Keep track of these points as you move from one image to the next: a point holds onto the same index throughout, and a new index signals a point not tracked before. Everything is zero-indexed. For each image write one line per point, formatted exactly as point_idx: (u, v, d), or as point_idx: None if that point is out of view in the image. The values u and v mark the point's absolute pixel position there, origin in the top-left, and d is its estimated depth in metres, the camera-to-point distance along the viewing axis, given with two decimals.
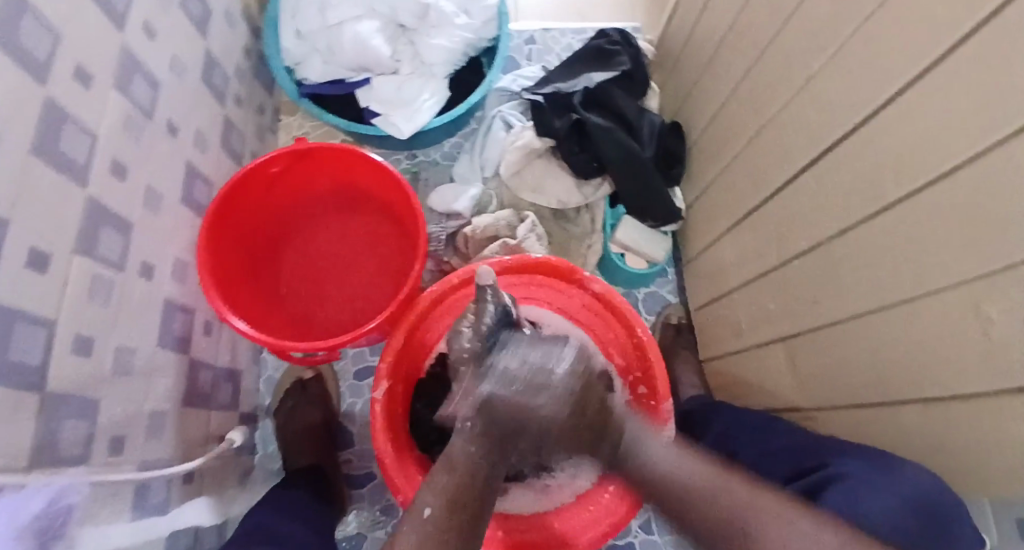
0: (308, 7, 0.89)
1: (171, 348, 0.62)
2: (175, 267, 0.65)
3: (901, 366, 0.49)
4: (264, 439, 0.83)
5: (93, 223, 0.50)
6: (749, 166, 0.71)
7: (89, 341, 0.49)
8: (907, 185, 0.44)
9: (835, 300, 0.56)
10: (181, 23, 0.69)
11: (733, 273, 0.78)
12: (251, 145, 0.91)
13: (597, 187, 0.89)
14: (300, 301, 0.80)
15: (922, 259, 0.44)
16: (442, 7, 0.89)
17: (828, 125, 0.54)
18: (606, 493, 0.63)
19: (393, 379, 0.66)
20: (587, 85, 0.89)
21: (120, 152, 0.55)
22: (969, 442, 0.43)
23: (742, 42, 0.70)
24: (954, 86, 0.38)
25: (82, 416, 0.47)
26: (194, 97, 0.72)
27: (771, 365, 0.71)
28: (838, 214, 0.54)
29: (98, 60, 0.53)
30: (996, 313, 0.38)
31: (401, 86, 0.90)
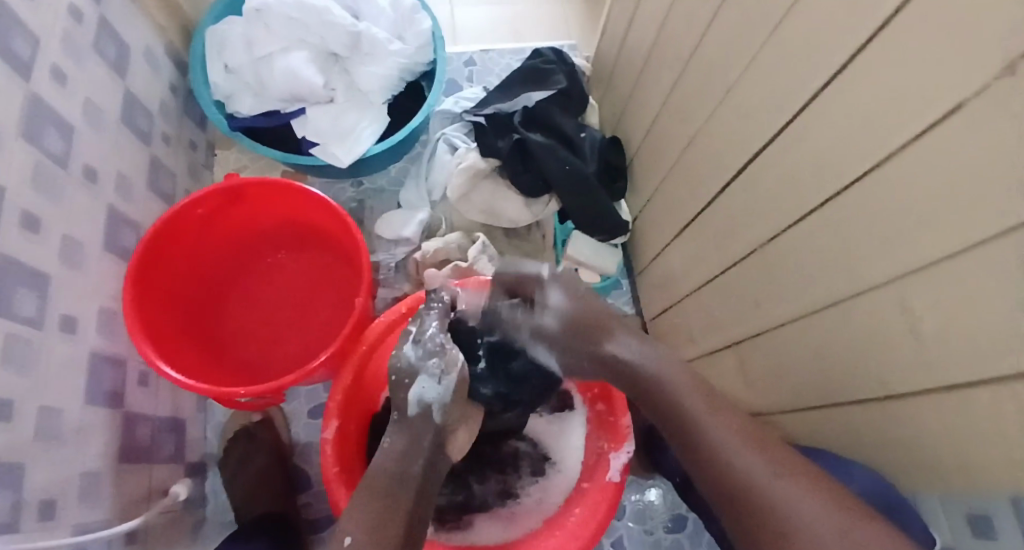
0: (236, 41, 0.89)
1: (102, 405, 0.58)
2: (101, 319, 0.61)
3: (836, 362, 0.51)
4: (214, 490, 0.78)
5: (5, 281, 0.47)
6: (685, 177, 0.74)
7: (7, 404, 0.45)
8: (829, 190, 0.46)
9: (773, 303, 0.58)
10: (97, 65, 0.67)
11: (680, 281, 0.80)
12: (184, 183, 0.88)
13: (545, 204, 0.89)
14: (243, 344, 0.77)
15: (847, 259, 0.46)
16: (374, 36, 0.89)
17: (751, 134, 0.56)
18: (572, 517, 0.61)
19: (343, 417, 0.63)
20: (525, 105, 0.90)
21: (31, 203, 0.52)
22: (910, 433, 0.45)
23: (668, 57, 0.73)
24: (864, 95, 0.40)
25: (5, 485, 0.43)
26: (115, 140, 0.69)
27: (724, 369, 0.72)
28: (769, 219, 0.56)
29: (1, 108, 0.50)
30: (920, 309, 0.40)
31: (339, 116, 0.90)
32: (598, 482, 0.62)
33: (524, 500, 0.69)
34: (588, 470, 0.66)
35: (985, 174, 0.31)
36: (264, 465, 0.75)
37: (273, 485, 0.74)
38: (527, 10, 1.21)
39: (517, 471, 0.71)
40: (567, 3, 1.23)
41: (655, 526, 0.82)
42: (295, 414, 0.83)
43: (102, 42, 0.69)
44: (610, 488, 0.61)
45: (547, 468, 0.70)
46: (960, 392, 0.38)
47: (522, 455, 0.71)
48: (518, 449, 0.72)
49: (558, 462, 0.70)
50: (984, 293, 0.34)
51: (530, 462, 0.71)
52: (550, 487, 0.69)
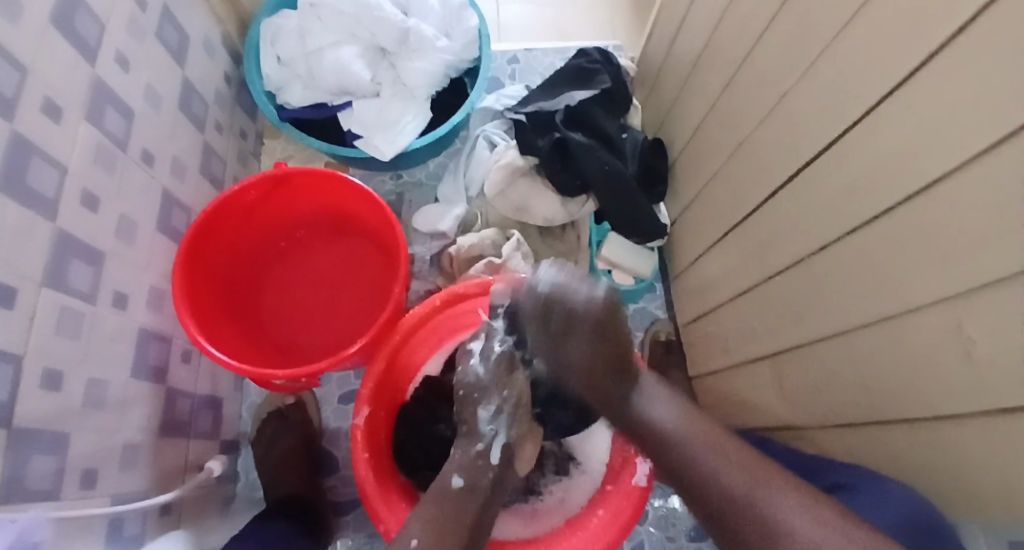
0: (289, 34, 0.91)
1: (146, 378, 0.61)
2: (150, 296, 0.64)
3: (881, 381, 0.49)
4: (245, 467, 0.81)
5: (62, 256, 0.49)
6: (728, 182, 0.72)
7: (57, 374, 0.47)
8: (882, 200, 0.44)
9: (816, 316, 0.56)
10: (158, 53, 0.70)
11: (718, 289, 0.78)
12: (233, 170, 0.91)
13: (581, 204, 0.88)
14: (281, 327, 0.79)
15: (897, 273, 0.44)
16: (421, 31, 0.90)
17: (801, 139, 0.54)
18: (594, 519, 0.60)
19: (374, 404, 0.65)
20: (567, 104, 0.89)
21: (90, 182, 0.55)
22: (958, 461, 0.42)
23: (717, 59, 0.71)
24: (925, 101, 0.38)
25: (51, 450, 0.46)
26: (171, 126, 0.72)
27: (759, 382, 0.70)
28: (815, 228, 0.54)
29: (68, 91, 0.53)
30: (975, 330, 0.37)
31: (384, 110, 0.91)
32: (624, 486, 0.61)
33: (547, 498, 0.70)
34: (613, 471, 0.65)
35: None
36: (293, 446, 0.77)
37: (300, 467, 0.76)
38: (574, 10, 1.20)
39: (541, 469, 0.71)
40: (615, 3, 1.22)
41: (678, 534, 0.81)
42: (326, 399, 0.85)
43: (163, 32, 0.72)
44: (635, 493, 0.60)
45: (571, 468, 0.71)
46: (1014, 422, 0.36)
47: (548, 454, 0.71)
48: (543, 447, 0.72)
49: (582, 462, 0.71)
50: None
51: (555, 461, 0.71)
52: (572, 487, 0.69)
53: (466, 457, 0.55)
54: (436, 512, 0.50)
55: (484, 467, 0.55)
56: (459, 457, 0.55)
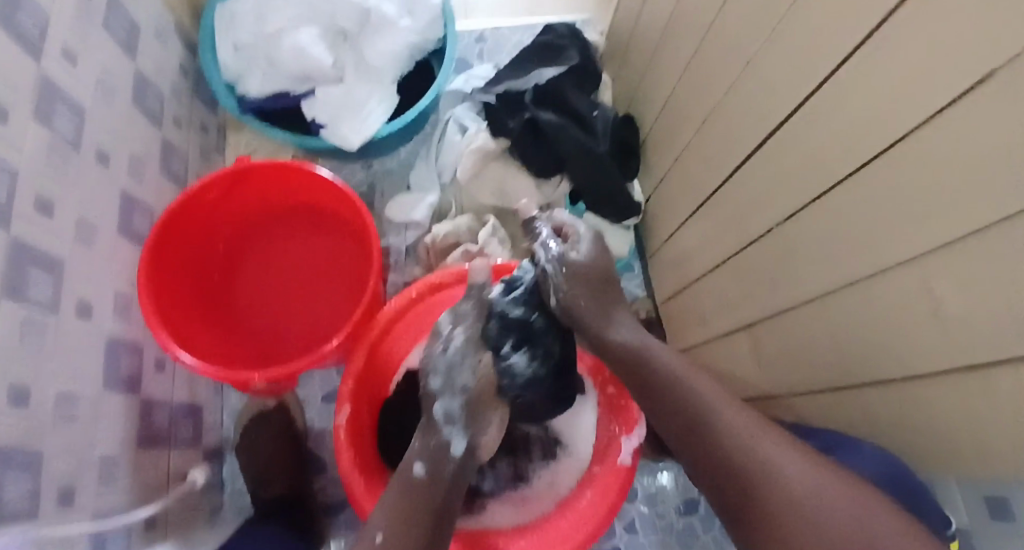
0: (245, 18, 0.88)
1: (119, 387, 0.59)
2: (116, 302, 0.62)
3: (852, 346, 0.50)
4: (231, 474, 0.80)
5: (20, 267, 0.47)
6: (701, 156, 0.72)
7: (24, 390, 0.46)
8: (849, 169, 0.45)
9: (790, 286, 0.57)
10: (105, 47, 0.66)
11: (695, 262, 0.79)
12: (195, 165, 0.88)
13: (556, 186, 0.87)
14: (256, 325, 0.78)
15: (866, 241, 0.45)
16: (383, 10, 0.88)
17: (770, 112, 0.54)
18: (583, 500, 0.62)
19: (356, 400, 0.64)
20: (537, 82, 0.88)
21: (44, 188, 0.52)
22: (927, 418, 0.44)
23: (686, 31, 0.71)
24: (888, 68, 0.38)
25: (25, 467, 0.44)
26: (126, 124, 0.69)
27: (737, 352, 0.72)
28: (788, 199, 0.55)
29: (12, 92, 0.50)
30: (941, 294, 0.39)
31: (348, 96, 0.88)
32: (610, 467, 0.62)
33: (535, 483, 0.70)
34: (599, 453, 0.66)
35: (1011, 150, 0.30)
36: (273, 452, 0.76)
37: (280, 474, 0.75)
38: None
39: (528, 454, 0.71)
40: None
41: (667, 510, 0.83)
42: (310, 396, 0.84)
43: (111, 23, 0.68)
44: (621, 472, 0.61)
45: (559, 452, 0.71)
46: (980, 380, 0.37)
47: (534, 440, 0.71)
48: (529, 434, 0.71)
49: (569, 446, 0.71)
50: (1010, 276, 0.33)
51: (541, 446, 0.71)
52: (560, 470, 0.70)
53: (426, 443, 0.55)
54: (402, 503, 0.50)
55: (447, 459, 0.54)
56: (419, 446, 0.55)
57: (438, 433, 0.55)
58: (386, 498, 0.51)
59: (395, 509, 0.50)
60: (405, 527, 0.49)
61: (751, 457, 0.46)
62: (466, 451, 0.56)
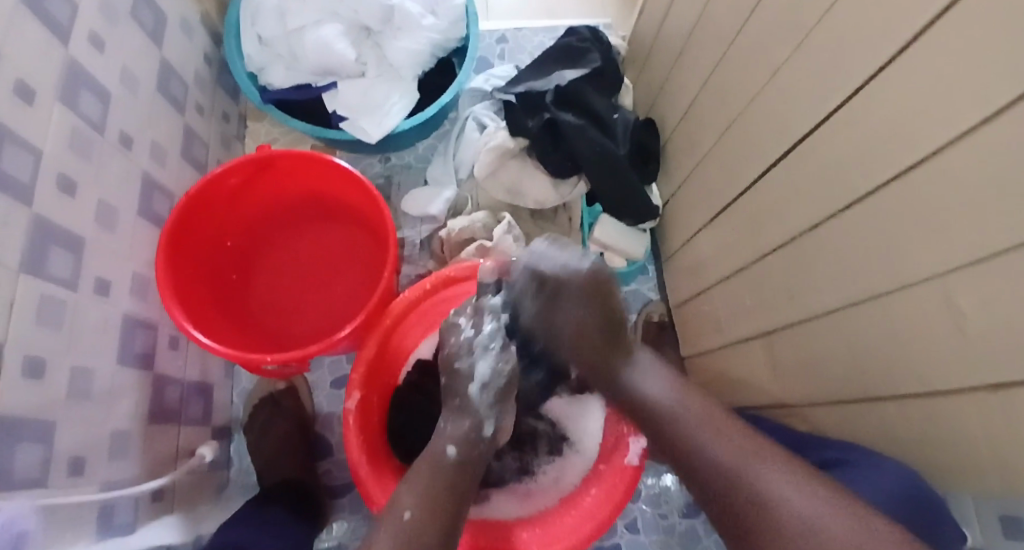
0: (270, 11, 0.89)
1: (132, 366, 0.60)
2: (134, 283, 0.63)
3: (870, 358, 0.49)
4: (239, 452, 0.80)
5: (41, 244, 0.48)
6: (721, 161, 0.71)
7: (40, 363, 0.46)
8: (873, 177, 0.44)
9: (808, 295, 0.56)
10: (132, 33, 0.67)
11: (710, 268, 0.78)
12: (216, 153, 0.89)
13: (573, 186, 0.87)
14: (270, 313, 0.78)
15: (888, 250, 0.44)
16: (407, 8, 0.88)
17: (793, 118, 0.54)
18: (587, 498, 0.61)
19: (366, 389, 0.64)
20: (558, 83, 0.87)
21: (67, 168, 0.53)
22: (945, 434, 0.43)
23: (710, 36, 0.70)
24: (917, 76, 0.37)
25: (37, 439, 0.45)
26: (150, 109, 0.70)
27: (750, 360, 0.71)
28: (807, 207, 0.54)
29: (40, 73, 0.51)
30: (964, 307, 0.38)
31: (369, 91, 0.89)
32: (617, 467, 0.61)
33: (541, 477, 0.70)
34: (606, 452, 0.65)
35: None
36: (280, 437, 0.76)
37: (286, 458, 0.74)
38: None
39: (534, 449, 0.71)
40: None
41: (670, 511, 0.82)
42: (320, 383, 0.85)
43: (138, 11, 0.69)
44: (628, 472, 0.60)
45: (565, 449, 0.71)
46: (1002, 396, 0.36)
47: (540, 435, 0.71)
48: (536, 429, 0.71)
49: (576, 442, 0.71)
50: None
51: (548, 442, 0.71)
52: (567, 467, 0.70)
53: (460, 427, 0.55)
54: (431, 487, 0.50)
55: (479, 442, 0.55)
56: (451, 429, 0.55)
57: (475, 416, 0.55)
58: (416, 478, 0.51)
59: (427, 492, 0.49)
60: (434, 504, 0.48)
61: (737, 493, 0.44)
62: (494, 433, 0.56)
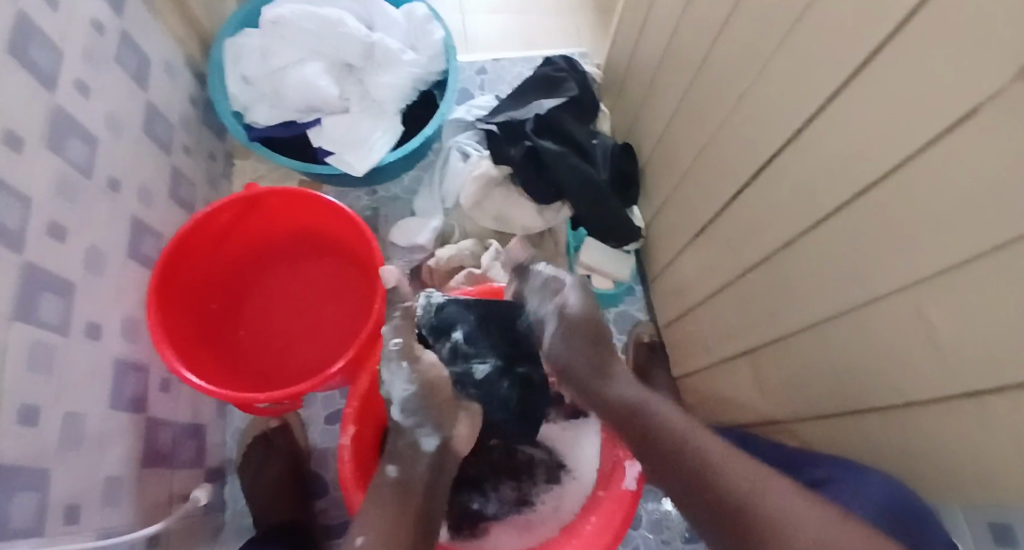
0: (253, 52, 0.91)
1: (124, 409, 0.59)
2: (124, 325, 0.62)
3: (850, 369, 0.51)
4: (233, 495, 0.79)
5: (32, 291, 0.48)
6: (698, 183, 0.73)
7: (34, 410, 0.46)
8: (842, 195, 0.46)
9: (788, 310, 0.58)
10: (118, 78, 0.68)
11: (694, 287, 0.80)
12: (203, 191, 0.90)
13: (557, 211, 0.89)
14: (259, 350, 0.78)
15: (860, 263, 0.46)
16: (388, 46, 0.91)
17: (764, 142, 0.56)
18: (587, 526, 0.61)
19: (360, 422, 0.64)
20: (537, 112, 0.90)
21: (57, 213, 0.53)
22: (927, 440, 0.45)
23: (680, 65, 0.74)
24: (876, 100, 0.40)
25: (31, 489, 0.44)
26: (136, 152, 0.71)
27: (737, 375, 0.72)
28: (782, 226, 0.56)
29: (28, 122, 0.51)
30: (935, 315, 0.40)
31: (353, 125, 0.91)
32: (614, 491, 0.62)
33: (540, 507, 0.70)
34: (604, 478, 0.65)
35: (998, 178, 0.31)
36: (272, 478, 0.75)
37: (280, 500, 0.73)
38: (538, 19, 1.22)
39: (531, 478, 0.71)
40: (577, 10, 1.24)
41: (672, 537, 0.82)
42: (313, 417, 0.84)
43: (123, 56, 0.70)
44: (626, 497, 0.61)
45: (563, 476, 0.71)
46: (977, 399, 0.38)
47: (537, 463, 0.71)
48: (532, 457, 0.71)
49: (573, 469, 0.71)
50: (1000, 297, 0.34)
51: (545, 470, 0.71)
52: (565, 495, 0.70)
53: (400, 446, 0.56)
54: (387, 519, 0.50)
55: (419, 458, 0.55)
56: (394, 452, 0.56)
57: (409, 435, 0.56)
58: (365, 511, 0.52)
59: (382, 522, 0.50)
60: (390, 535, 0.49)
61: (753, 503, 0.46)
62: (438, 449, 0.55)
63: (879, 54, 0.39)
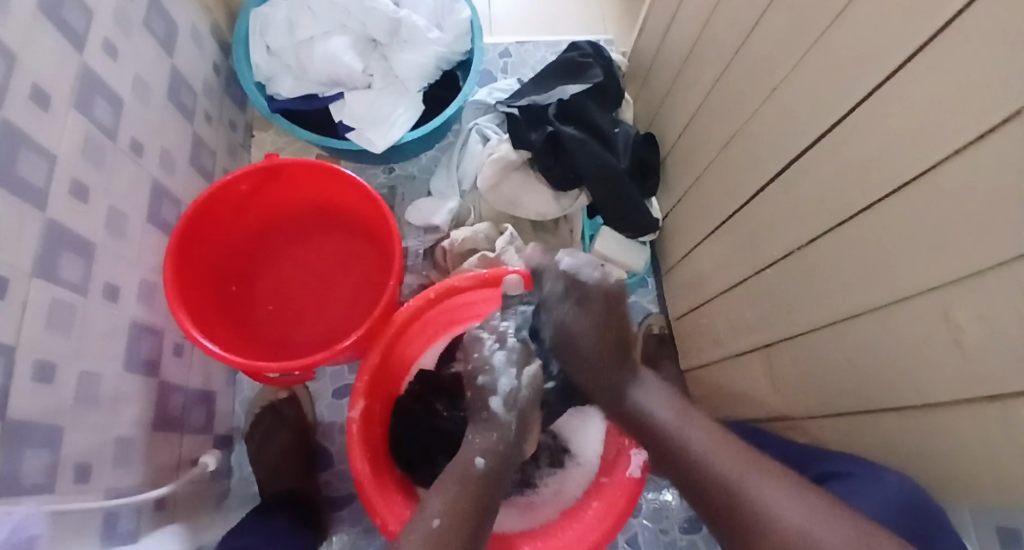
0: (279, 23, 0.90)
1: (138, 372, 0.60)
2: (141, 289, 0.63)
3: (867, 370, 0.50)
4: (240, 462, 0.80)
5: (53, 250, 0.49)
6: (721, 176, 0.72)
7: (50, 368, 0.47)
8: (870, 195, 0.45)
9: (808, 310, 0.57)
10: (144, 42, 0.68)
11: (710, 282, 0.79)
12: (222, 161, 0.90)
13: (574, 198, 0.88)
14: (273, 321, 0.79)
15: (885, 265, 0.45)
16: (414, 23, 0.90)
17: (792, 137, 0.55)
18: (589, 510, 0.61)
19: (369, 398, 0.64)
20: (560, 98, 0.88)
21: (80, 174, 0.54)
22: (942, 448, 0.44)
23: (710, 55, 0.72)
24: (915, 98, 0.39)
25: (44, 444, 0.45)
26: (159, 117, 0.71)
27: (749, 373, 0.72)
28: (805, 224, 0.55)
29: (55, 81, 0.52)
30: (961, 322, 0.39)
31: (375, 102, 0.91)
32: (617, 477, 0.61)
33: (542, 490, 0.70)
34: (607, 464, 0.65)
35: None
36: (280, 448, 0.76)
37: (285, 471, 0.74)
38: (565, 3, 1.20)
39: (534, 461, 0.71)
40: None
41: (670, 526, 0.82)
42: (322, 388, 0.85)
43: (150, 20, 0.70)
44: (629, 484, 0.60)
45: (566, 461, 0.71)
46: (997, 410, 0.37)
47: (541, 446, 0.72)
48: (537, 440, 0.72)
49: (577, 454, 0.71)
50: None
51: (549, 453, 0.71)
52: (567, 479, 0.70)
53: (489, 441, 0.54)
54: (458, 499, 0.49)
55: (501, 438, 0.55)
56: (480, 441, 0.54)
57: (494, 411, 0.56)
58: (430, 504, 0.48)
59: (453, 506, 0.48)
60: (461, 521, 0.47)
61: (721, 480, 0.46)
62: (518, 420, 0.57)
63: (919, 49, 0.37)
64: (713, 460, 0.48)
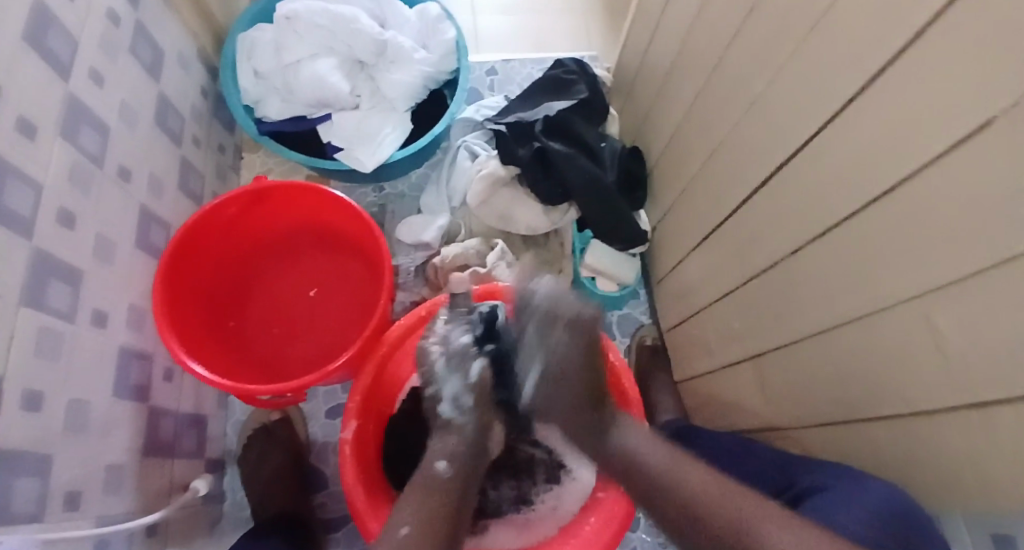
0: (267, 47, 0.91)
1: (128, 398, 0.59)
2: (130, 314, 0.63)
3: (856, 377, 0.51)
4: (232, 486, 0.79)
5: (40, 277, 0.48)
6: (707, 187, 0.73)
7: (39, 395, 0.46)
8: (852, 203, 0.46)
9: (796, 317, 0.58)
10: (132, 68, 0.69)
11: (699, 291, 0.80)
12: (211, 183, 0.90)
13: (564, 213, 0.89)
14: (264, 341, 0.79)
15: (869, 271, 0.46)
16: (399, 44, 0.91)
17: (774, 148, 0.56)
18: (587, 526, 0.61)
19: (362, 418, 0.64)
20: (546, 113, 0.90)
21: (68, 200, 0.54)
22: (934, 452, 0.44)
23: (692, 69, 0.73)
24: (889, 110, 0.40)
25: (33, 475, 0.44)
26: (147, 142, 0.71)
27: (741, 381, 0.72)
28: (790, 233, 0.56)
29: (42, 109, 0.52)
30: (945, 326, 0.39)
31: (364, 122, 0.91)
32: (613, 491, 0.61)
33: (539, 506, 0.70)
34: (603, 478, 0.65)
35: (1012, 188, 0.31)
36: (274, 471, 0.75)
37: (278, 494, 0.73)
38: (549, 21, 1.22)
39: (531, 478, 0.70)
40: (589, 14, 1.24)
41: (671, 536, 0.82)
42: (314, 410, 0.84)
43: (138, 47, 0.71)
44: (625, 499, 0.60)
45: (563, 477, 0.70)
46: (984, 412, 0.38)
47: (537, 462, 0.71)
48: (533, 456, 0.71)
49: (573, 470, 0.70)
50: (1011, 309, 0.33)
51: (545, 469, 0.71)
52: (564, 495, 0.70)
53: (450, 445, 0.54)
54: (427, 506, 0.49)
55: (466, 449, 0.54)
56: (440, 446, 0.55)
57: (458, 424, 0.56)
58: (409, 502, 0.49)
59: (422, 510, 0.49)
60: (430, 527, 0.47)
61: (705, 505, 0.45)
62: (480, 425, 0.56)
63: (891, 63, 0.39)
64: (672, 473, 0.49)
